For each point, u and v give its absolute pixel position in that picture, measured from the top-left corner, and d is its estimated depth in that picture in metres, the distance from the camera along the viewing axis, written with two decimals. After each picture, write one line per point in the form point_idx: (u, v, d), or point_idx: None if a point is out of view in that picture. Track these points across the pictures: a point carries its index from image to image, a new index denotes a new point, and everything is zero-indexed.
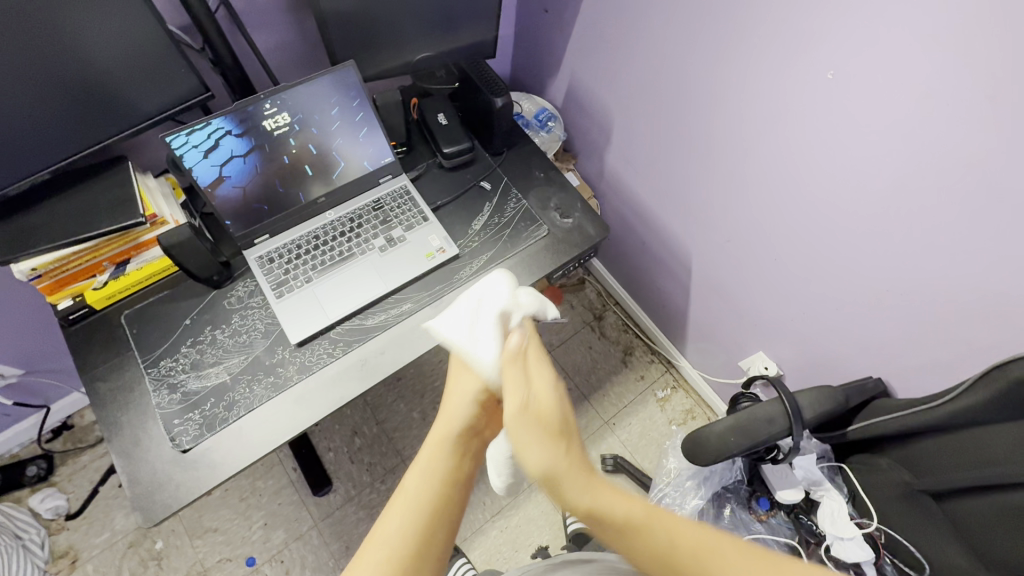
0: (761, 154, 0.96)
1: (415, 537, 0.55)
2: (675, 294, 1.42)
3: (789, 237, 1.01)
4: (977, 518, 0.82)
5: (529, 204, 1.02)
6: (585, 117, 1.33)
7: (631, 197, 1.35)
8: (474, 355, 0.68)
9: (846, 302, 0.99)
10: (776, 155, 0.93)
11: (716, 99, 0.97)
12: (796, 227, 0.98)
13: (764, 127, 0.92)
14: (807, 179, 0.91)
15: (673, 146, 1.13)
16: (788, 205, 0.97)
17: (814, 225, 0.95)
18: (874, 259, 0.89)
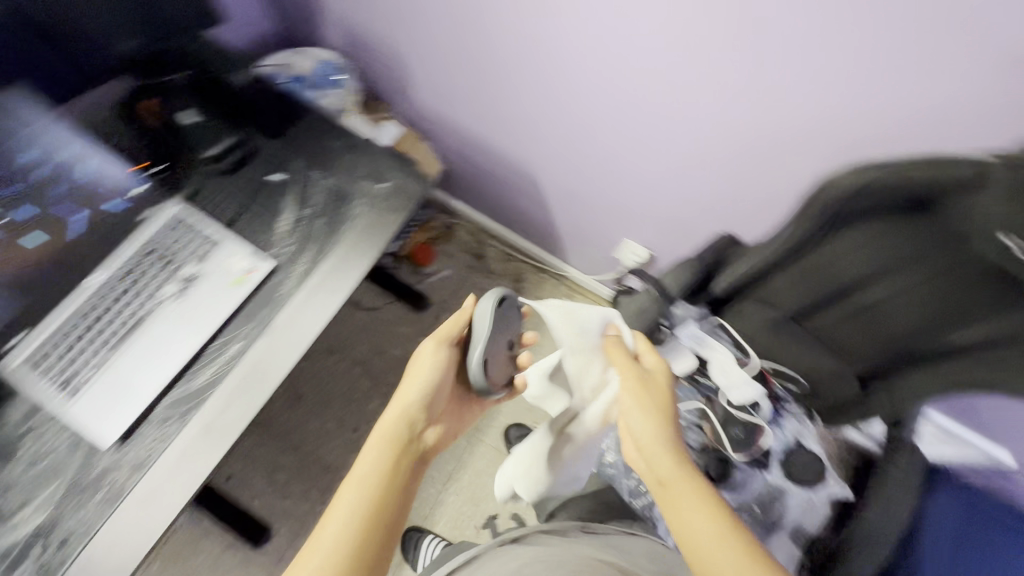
0: (561, 57, 0.91)
1: (354, 535, 0.63)
2: (537, 212, 1.39)
3: (610, 126, 0.99)
4: (836, 326, 0.94)
5: (334, 181, 0.89)
6: (374, 57, 1.17)
7: (457, 130, 1.24)
8: (425, 368, 0.78)
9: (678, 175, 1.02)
10: (576, 56, 0.90)
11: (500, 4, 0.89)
12: (613, 122, 0.98)
13: (559, 25, 0.86)
14: (610, 71, 0.89)
15: (470, 64, 1.04)
16: (600, 102, 0.95)
17: (628, 116, 0.95)
18: (688, 132, 0.91)
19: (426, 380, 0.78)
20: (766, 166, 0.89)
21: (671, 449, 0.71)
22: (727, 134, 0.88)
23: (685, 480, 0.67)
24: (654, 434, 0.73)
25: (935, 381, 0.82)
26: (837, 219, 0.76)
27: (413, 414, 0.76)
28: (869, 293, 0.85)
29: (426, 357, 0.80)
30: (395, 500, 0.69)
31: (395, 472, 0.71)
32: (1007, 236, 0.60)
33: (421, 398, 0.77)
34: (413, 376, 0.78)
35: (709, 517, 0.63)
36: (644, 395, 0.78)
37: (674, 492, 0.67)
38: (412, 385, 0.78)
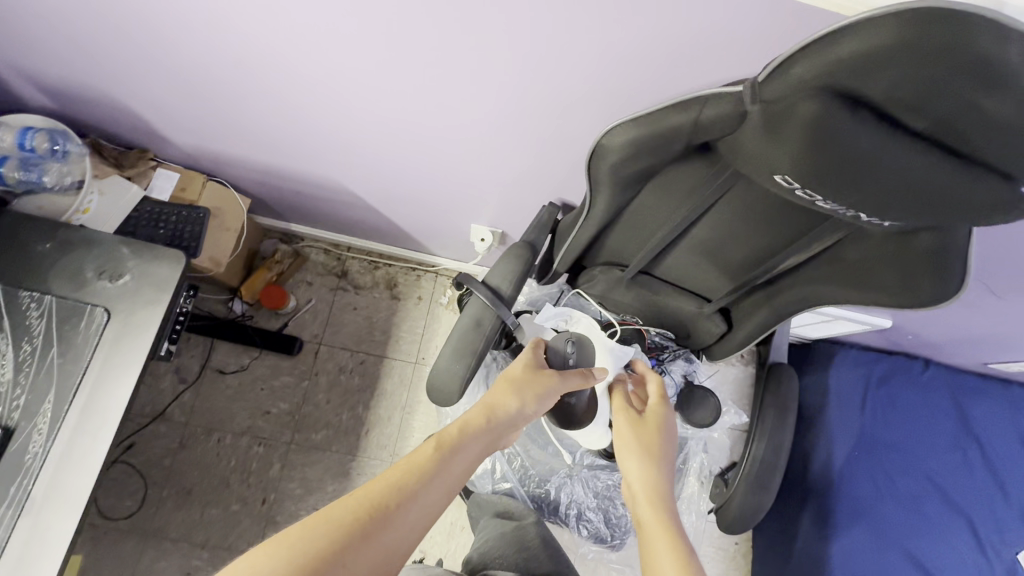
0: (300, 60, 0.76)
1: (381, 511, 0.52)
2: (374, 218, 1.24)
3: (384, 123, 0.87)
4: (682, 269, 0.89)
5: (58, 296, 0.72)
6: (96, 107, 0.95)
7: (240, 161, 1.06)
8: (532, 377, 0.73)
9: (482, 154, 0.91)
10: (314, 54, 0.74)
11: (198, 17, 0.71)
12: (389, 119, 0.86)
13: (277, 24, 0.70)
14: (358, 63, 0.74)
15: (203, 91, 0.87)
16: (366, 100, 0.82)
17: (402, 107, 0.82)
18: (470, 109, 0.80)
19: (535, 400, 0.70)
20: (561, 123, 0.80)
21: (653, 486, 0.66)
22: (509, 102, 0.77)
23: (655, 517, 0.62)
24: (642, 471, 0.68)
25: (789, 300, 0.81)
26: (630, 178, 0.68)
27: (515, 413, 0.68)
28: (696, 233, 0.80)
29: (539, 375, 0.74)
30: (443, 486, 0.57)
31: (467, 462, 0.61)
32: (784, 177, 0.53)
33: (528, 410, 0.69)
34: (530, 382, 0.72)
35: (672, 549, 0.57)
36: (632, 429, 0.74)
37: (649, 534, 0.59)
38: (524, 390, 0.70)
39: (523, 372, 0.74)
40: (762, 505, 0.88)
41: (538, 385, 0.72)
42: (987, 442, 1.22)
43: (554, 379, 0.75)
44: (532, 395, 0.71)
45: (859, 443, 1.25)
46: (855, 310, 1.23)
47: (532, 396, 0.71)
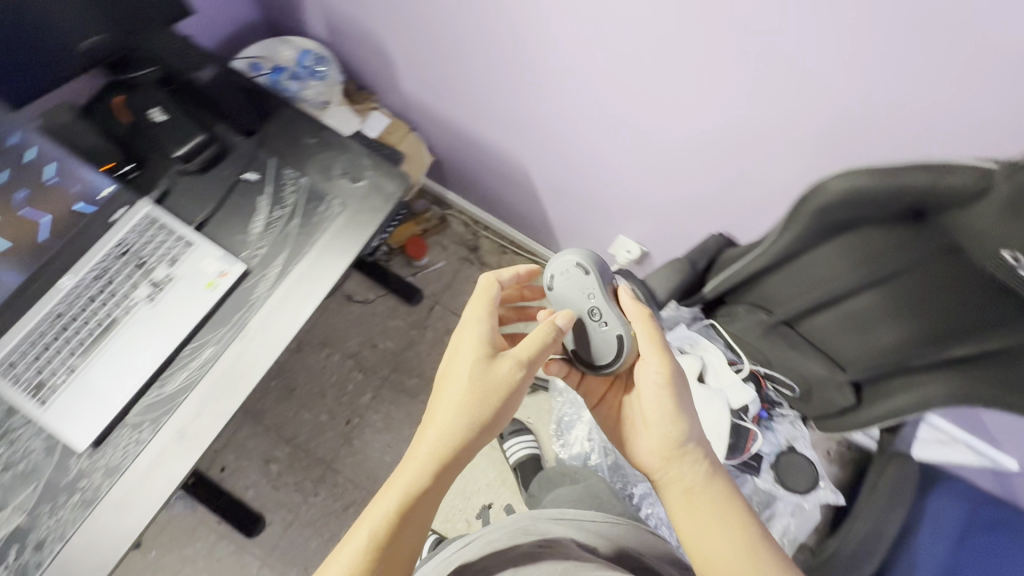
0: (547, 46, 0.88)
1: (379, 541, 0.61)
2: (530, 205, 1.35)
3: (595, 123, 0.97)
4: (828, 331, 0.91)
5: (310, 181, 0.87)
6: (359, 46, 1.13)
7: (446, 122, 1.21)
8: (478, 389, 0.66)
9: (666, 170, 0.98)
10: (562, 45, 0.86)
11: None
12: (599, 119, 0.96)
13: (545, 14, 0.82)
14: (598, 63, 0.85)
15: (456, 56, 1.01)
16: (585, 93, 0.92)
17: (615, 108, 0.91)
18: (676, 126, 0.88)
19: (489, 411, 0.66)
20: (763, 164, 0.85)
21: (686, 437, 0.72)
22: (719, 132, 0.84)
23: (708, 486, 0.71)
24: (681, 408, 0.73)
25: (936, 394, 0.78)
26: (828, 224, 0.73)
27: (474, 425, 0.65)
28: (863, 299, 0.82)
29: (482, 383, 0.67)
30: (426, 506, 0.64)
31: (433, 486, 0.64)
32: (1011, 253, 0.55)
33: (474, 428, 0.65)
34: (464, 403, 0.65)
35: (730, 523, 0.68)
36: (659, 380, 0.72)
37: (709, 513, 0.70)
38: (459, 415, 0.65)
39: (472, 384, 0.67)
40: None
41: (479, 395, 0.65)
42: None
43: (503, 373, 0.67)
44: (479, 411, 0.65)
45: None
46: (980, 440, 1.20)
47: (479, 410, 0.65)
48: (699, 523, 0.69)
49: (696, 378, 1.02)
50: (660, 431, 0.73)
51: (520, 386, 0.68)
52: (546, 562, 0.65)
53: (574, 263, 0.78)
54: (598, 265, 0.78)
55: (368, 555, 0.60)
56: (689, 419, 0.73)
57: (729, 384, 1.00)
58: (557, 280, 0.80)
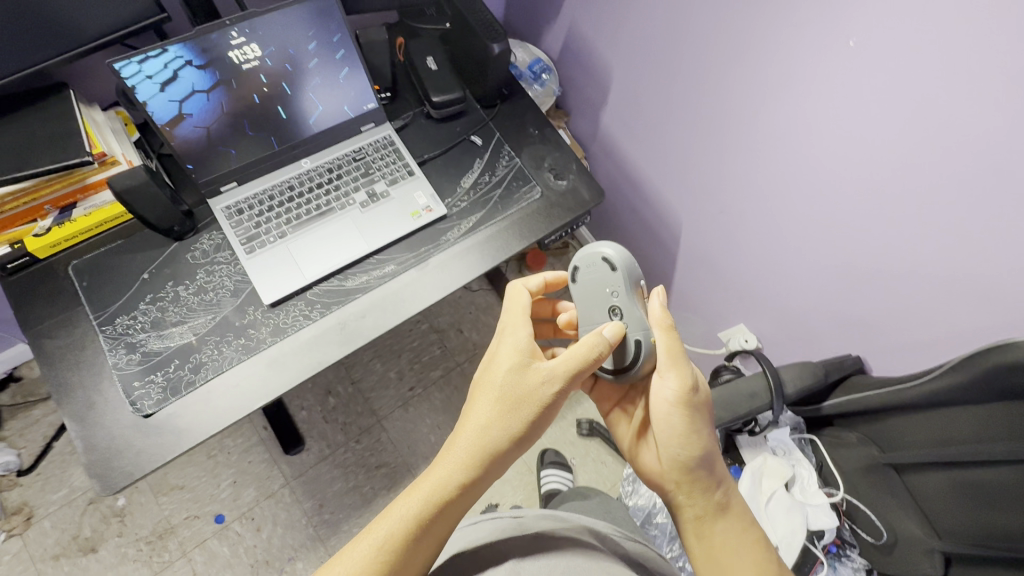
0: (766, 130, 0.95)
1: (405, 541, 0.54)
2: (659, 263, 1.40)
3: (777, 214, 1.02)
4: (936, 492, 0.86)
5: (521, 164, 0.95)
6: (582, 72, 1.25)
7: (624, 162, 1.30)
8: (516, 394, 0.60)
9: (826, 281, 1.01)
10: (781, 134, 0.93)
11: (730, 67, 0.94)
12: (782, 209, 1.01)
13: (779, 104, 0.90)
14: (809, 161, 0.91)
15: (673, 111, 1.10)
16: (781, 180, 0.98)
17: (804, 206, 0.96)
18: (857, 243, 0.91)
19: (529, 420, 0.59)
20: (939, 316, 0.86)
21: (698, 462, 0.64)
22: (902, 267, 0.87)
23: (721, 517, 0.65)
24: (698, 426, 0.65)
25: None
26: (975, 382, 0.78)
27: (506, 438, 0.59)
28: (989, 473, 0.77)
29: (525, 390, 0.60)
30: (456, 511, 0.57)
31: (466, 492, 0.57)
32: None
33: (514, 434, 0.59)
34: (505, 407, 0.59)
35: (744, 556, 0.63)
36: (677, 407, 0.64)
37: (721, 549, 0.63)
38: (497, 419, 0.59)
39: (511, 390, 0.60)
40: None
41: (512, 402, 0.60)
42: None
43: (537, 384, 0.60)
44: (523, 416, 0.59)
45: None
46: None
47: (511, 421, 0.59)
48: (709, 551, 0.64)
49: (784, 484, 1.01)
50: (669, 454, 0.65)
51: (556, 399, 0.61)
52: (557, 553, 0.54)
53: (602, 257, 0.74)
54: (629, 265, 0.73)
55: (391, 553, 0.53)
56: (705, 439, 0.64)
57: (813, 502, 0.98)
58: (581, 269, 0.75)
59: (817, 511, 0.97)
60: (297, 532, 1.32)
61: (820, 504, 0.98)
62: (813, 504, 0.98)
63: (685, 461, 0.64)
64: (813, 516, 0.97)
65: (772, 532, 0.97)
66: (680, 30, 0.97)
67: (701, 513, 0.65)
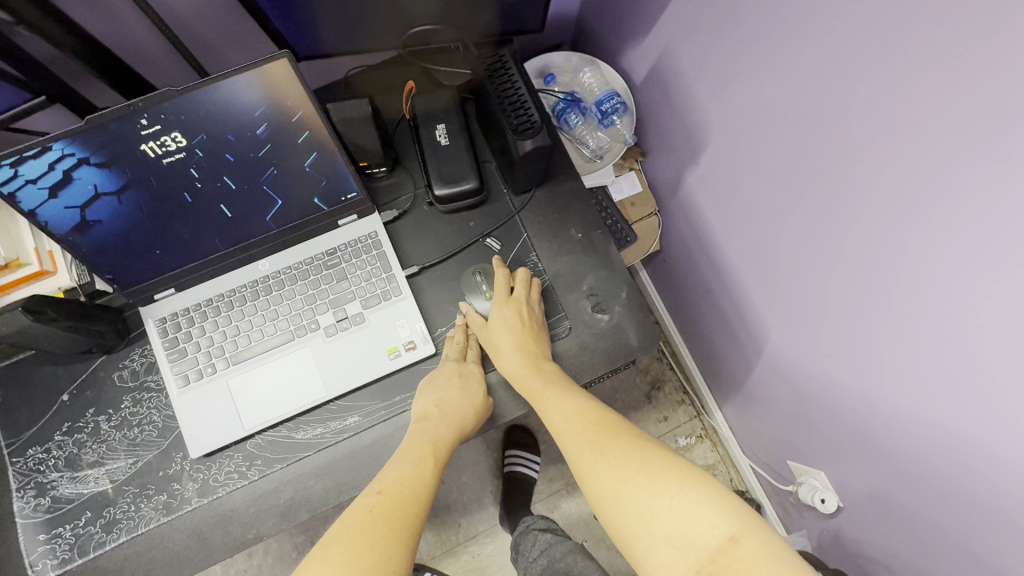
0: (918, 298, 0.57)
1: (374, 518, 0.50)
2: (730, 357, 1.10)
3: (897, 400, 0.66)
4: None
5: (550, 282, 0.69)
6: (666, 113, 0.91)
7: (706, 234, 0.97)
8: (437, 382, 0.63)
9: (990, 533, 0.62)
10: (947, 316, 0.54)
11: (875, 200, 0.57)
12: (906, 394, 0.64)
13: (948, 274, 0.52)
14: (957, 352, 0.55)
15: (774, 206, 0.76)
16: (932, 374, 0.59)
17: (968, 424, 0.57)
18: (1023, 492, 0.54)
19: (453, 398, 0.62)
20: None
21: (531, 375, 0.63)
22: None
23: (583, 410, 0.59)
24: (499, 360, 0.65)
25: None
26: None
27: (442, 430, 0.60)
28: None
29: (444, 380, 0.64)
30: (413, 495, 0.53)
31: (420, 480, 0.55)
32: None
33: (440, 410, 0.61)
34: (431, 390, 0.63)
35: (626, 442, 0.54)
36: (505, 337, 0.64)
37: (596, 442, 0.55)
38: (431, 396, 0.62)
39: (437, 377, 0.64)
40: None
41: (433, 382, 0.63)
42: None
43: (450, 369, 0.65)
44: (450, 398, 0.62)
45: None
46: None
47: (438, 398, 0.62)
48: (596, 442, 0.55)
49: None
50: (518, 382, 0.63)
51: (470, 373, 0.65)
52: None
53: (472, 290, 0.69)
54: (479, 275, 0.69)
55: (361, 527, 0.49)
56: (537, 346, 0.65)
57: None
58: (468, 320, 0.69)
59: None
60: (285, 567, 1.28)
61: None
62: None
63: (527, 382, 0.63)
64: None
65: None
66: (807, 113, 0.62)
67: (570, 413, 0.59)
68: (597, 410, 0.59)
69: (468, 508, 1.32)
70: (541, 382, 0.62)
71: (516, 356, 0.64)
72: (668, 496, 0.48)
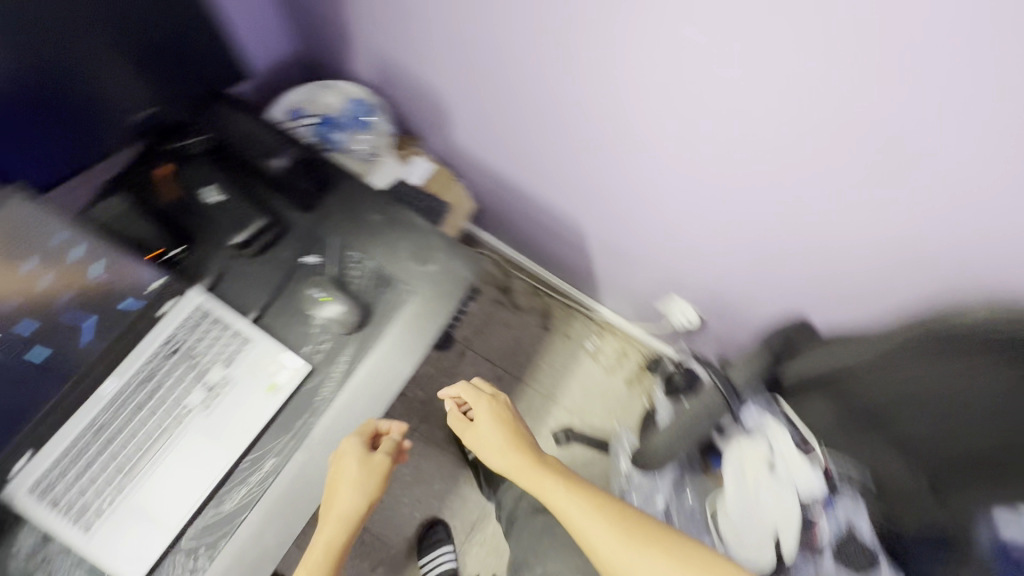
0: (635, 124, 0.82)
1: None
2: (577, 257, 1.29)
3: (668, 207, 0.94)
4: (899, 486, 0.79)
5: (376, 265, 0.78)
6: (411, 95, 1.05)
7: (498, 174, 1.14)
8: (331, 494, 0.72)
9: (761, 245, 0.89)
10: (653, 123, 0.80)
11: (576, 81, 0.80)
12: (669, 198, 0.92)
13: (636, 108, 0.79)
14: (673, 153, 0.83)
15: (522, 122, 0.95)
16: (674, 174, 0.86)
17: (704, 182, 0.84)
18: (750, 212, 0.84)
19: (347, 501, 0.73)
20: (889, 247, 0.75)
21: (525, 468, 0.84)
22: (830, 207, 0.75)
23: (579, 496, 0.79)
24: (512, 463, 0.85)
25: None
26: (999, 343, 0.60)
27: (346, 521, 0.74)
28: None
29: (332, 493, 0.72)
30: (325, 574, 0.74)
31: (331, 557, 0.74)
32: None
33: (342, 511, 0.73)
34: (329, 501, 0.72)
35: (608, 516, 0.75)
36: (494, 439, 0.86)
37: (590, 517, 0.76)
38: (332, 507, 0.73)
39: (332, 488, 0.71)
40: None
41: (330, 497, 0.72)
42: None
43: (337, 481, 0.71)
44: (347, 502, 0.73)
45: None
46: None
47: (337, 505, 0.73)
48: (583, 529, 0.76)
49: (766, 466, 0.97)
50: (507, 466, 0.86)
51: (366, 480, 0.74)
52: None
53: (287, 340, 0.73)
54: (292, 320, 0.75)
55: None
56: (525, 455, 0.85)
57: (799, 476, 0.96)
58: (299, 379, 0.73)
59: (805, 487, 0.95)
60: None
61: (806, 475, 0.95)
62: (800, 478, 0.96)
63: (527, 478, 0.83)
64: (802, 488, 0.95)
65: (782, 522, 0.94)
66: (501, 43, 0.82)
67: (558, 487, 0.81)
68: (589, 489, 0.80)
69: (454, 508, 1.37)
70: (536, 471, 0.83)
71: (511, 458, 0.85)
72: (661, 573, 0.70)
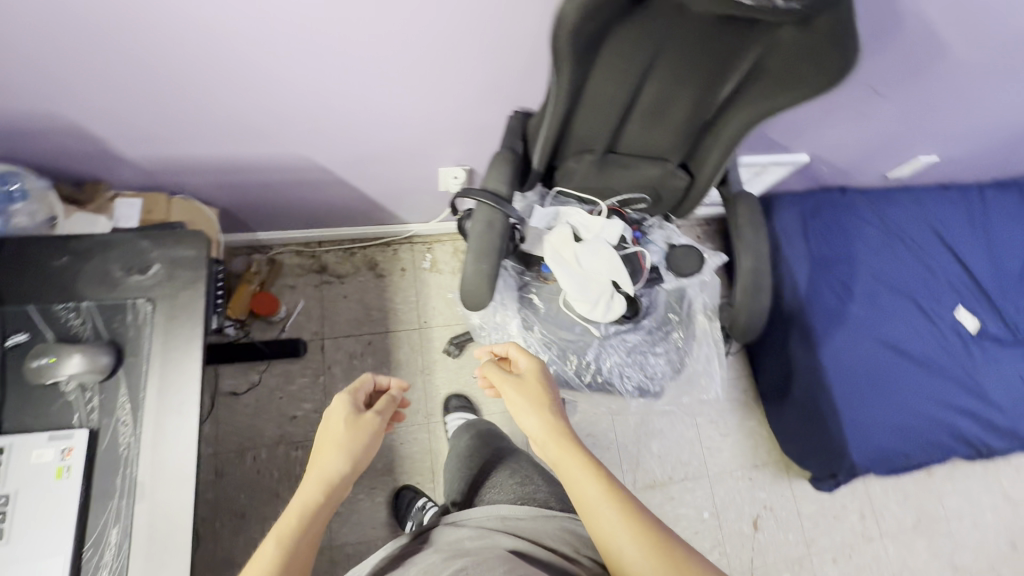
0: (271, 33, 0.83)
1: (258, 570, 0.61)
2: (344, 193, 1.29)
3: (350, 93, 0.98)
4: (645, 140, 1.01)
5: (94, 301, 0.72)
6: (50, 135, 0.96)
7: (204, 161, 1.09)
8: (329, 434, 0.74)
9: (440, 77, 0.96)
10: (283, 23, 0.82)
11: (187, 22, 0.79)
12: (342, 84, 0.95)
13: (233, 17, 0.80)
14: (302, 42, 0.85)
15: (164, 95, 0.92)
16: (323, 60, 0.89)
17: (349, 52, 0.88)
18: (404, 54, 0.90)
19: (347, 443, 0.74)
20: (507, 12, 0.84)
21: (544, 431, 0.79)
22: (450, 12, 0.83)
23: (596, 482, 0.71)
24: (540, 425, 0.80)
25: (736, 130, 0.94)
26: (594, 26, 0.75)
27: (333, 476, 0.71)
28: (647, 95, 0.92)
29: (329, 433, 0.74)
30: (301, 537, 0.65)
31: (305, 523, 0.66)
32: None
33: (337, 457, 0.72)
34: (330, 445, 0.73)
35: (625, 517, 0.67)
36: (523, 402, 0.83)
37: (605, 513, 0.68)
38: (331, 453, 0.72)
39: (339, 428, 0.75)
40: (762, 307, 1.01)
41: (331, 438, 0.74)
42: (916, 296, 1.54)
43: (338, 423, 0.76)
44: (346, 445, 0.74)
45: (815, 265, 1.53)
46: (777, 152, 1.39)
47: (331, 454, 0.72)
48: (596, 524, 0.69)
49: (574, 240, 1.07)
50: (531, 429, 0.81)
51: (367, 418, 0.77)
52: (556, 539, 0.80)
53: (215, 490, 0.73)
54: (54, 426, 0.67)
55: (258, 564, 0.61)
56: (549, 417, 0.81)
57: (601, 227, 1.08)
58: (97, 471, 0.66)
59: (610, 233, 1.08)
60: None
61: (607, 224, 1.08)
62: (604, 230, 1.08)
63: (547, 442, 0.78)
64: (611, 232, 1.08)
65: (610, 267, 1.05)
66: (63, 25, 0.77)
67: (576, 474, 0.73)
68: (613, 482, 0.71)
69: (407, 467, 1.39)
70: (561, 445, 0.77)
71: (538, 419, 0.80)
72: None
